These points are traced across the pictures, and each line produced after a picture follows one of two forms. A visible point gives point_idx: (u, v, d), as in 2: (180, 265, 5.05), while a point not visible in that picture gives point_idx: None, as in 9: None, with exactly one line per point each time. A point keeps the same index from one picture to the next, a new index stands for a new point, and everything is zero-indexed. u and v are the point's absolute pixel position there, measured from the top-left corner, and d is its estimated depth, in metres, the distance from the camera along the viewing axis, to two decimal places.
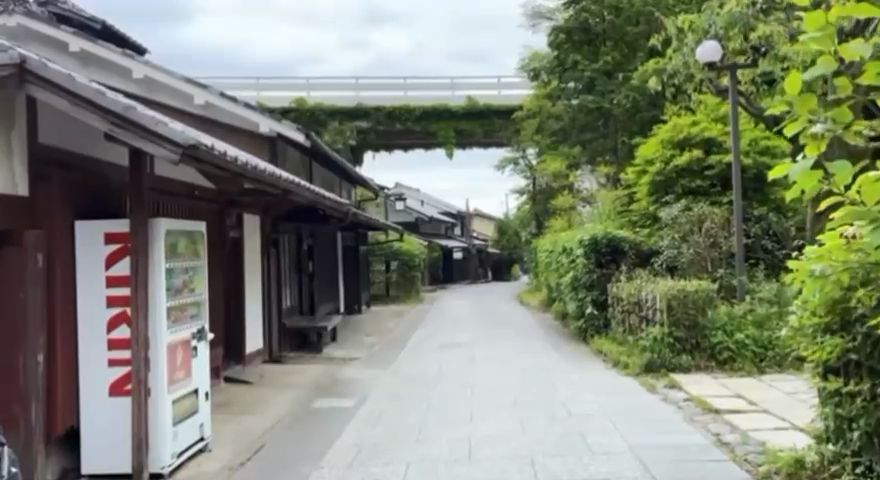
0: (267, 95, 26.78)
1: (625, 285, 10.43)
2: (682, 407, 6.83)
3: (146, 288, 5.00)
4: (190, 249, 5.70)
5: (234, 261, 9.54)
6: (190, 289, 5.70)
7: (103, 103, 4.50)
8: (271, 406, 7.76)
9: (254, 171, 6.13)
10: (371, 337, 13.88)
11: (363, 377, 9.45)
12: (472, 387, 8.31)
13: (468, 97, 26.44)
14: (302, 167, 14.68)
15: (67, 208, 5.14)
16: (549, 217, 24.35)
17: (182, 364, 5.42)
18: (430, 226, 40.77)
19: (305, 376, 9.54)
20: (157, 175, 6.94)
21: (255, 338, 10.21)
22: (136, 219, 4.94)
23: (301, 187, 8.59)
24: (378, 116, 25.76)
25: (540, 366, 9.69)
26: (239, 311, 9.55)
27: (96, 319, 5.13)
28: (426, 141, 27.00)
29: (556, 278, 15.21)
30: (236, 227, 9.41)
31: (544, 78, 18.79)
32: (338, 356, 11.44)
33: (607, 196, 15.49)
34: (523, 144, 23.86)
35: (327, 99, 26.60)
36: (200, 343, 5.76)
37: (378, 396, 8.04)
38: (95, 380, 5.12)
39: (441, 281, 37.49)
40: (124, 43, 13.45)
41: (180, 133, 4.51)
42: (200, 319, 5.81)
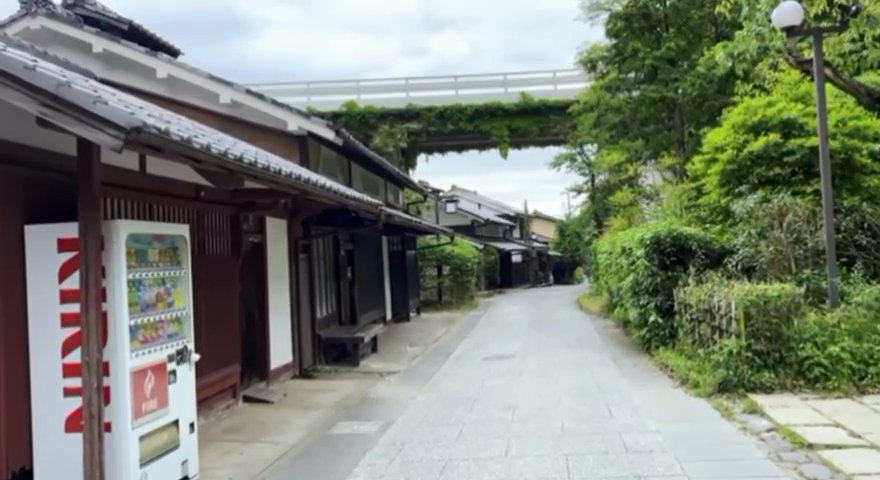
0: (317, 100, 26.27)
1: (693, 289, 9.18)
2: (765, 440, 5.60)
3: (99, 303, 4.15)
4: (165, 257, 4.94)
5: (257, 268, 8.78)
6: (166, 303, 4.92)
7: (31, 80, 3.67)
8: (286, 431, 6.88)
9: (245, 165, 5.30)
10: (414, 347, 12.96)
11: (396, 395, 8.50)
12: (515, 411, 7.25)
13: (522, 92, 25.31)
14: (340, 167, 14.01)
15: (15, 207, 4.34)
16: (608, 215, 22.98)
17: (154, 392, 4.59)
18: (487, 229, 39.72)
19: (333, 393, 8.66)
20: (147, 173, 6.31)
21: (283, 352, 9.44)
22: (85, 223, 4.10)
23: (321, 187, 7.74)
24: (429, 116, 24.87)
25: (596, 383, 8.54)
26: (262, 323, 8.79)
27: (49, 341, 4.33)
28: (480, 140, 26.01)
29: (617, 282, 13.93)
30: (256, 232, 8.66)
31: (601, 69, 17.46)
32: (376, 370, 10.55)
33: (672, 191, 14.16)
34: (581, 139, 22.60)
35: (377, 101, 25.92)
36: (181, 366, 4.97)
37: (405, 421, 7.08)
38: (50, 413, 4.33)
39: (498, 286, 36.40)
40: (157, 44, 13.10)
41: (122, 113, 3.67)
42: (179, 339, 5.01)
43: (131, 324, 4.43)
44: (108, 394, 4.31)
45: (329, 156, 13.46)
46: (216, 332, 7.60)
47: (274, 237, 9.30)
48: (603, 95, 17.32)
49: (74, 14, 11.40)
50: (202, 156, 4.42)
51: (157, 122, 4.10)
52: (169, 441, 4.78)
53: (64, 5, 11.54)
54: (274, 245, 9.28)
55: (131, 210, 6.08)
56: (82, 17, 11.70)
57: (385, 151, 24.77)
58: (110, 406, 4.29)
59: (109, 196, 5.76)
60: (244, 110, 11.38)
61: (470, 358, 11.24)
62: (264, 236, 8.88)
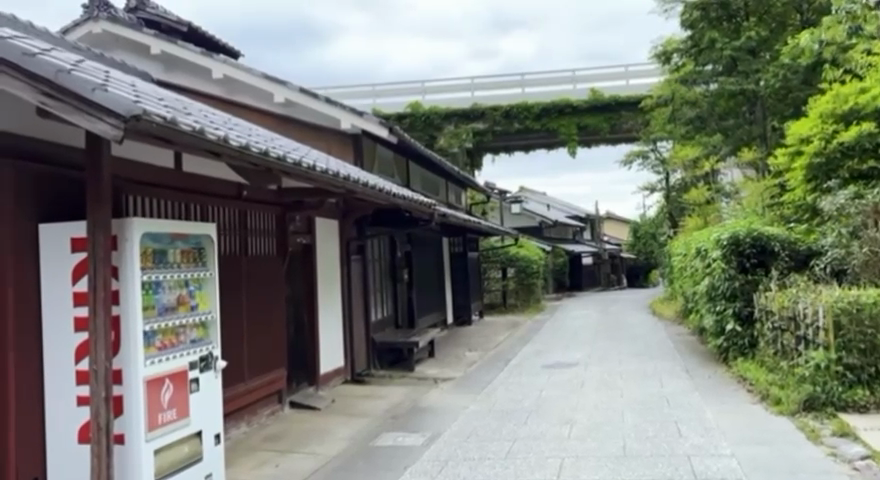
0: (382, 101, 26.13)
1: (776, 295, 8.38)
2: (858, 471, 4.85)
3: (108, 308, 3.86)
4: (186, 257, 4.66)
5: (306, 269, 8.49)
6: (189, 307, 4.63)
7: (28, 67, 3.43)
8: (327, 441, 6.53)
9: (277, 159, 4.95)
10: (474, 353, 12.52)
11: (447, 405, 8.05)
12: (573, 426, 6.68)
13: (592, 89, 24.47)
14: (397, 166, 13.71)
15: (27, 208, 4.11)
16: (684, 215, 21.86)
17: (172, 402, 4.30)
18: (555, 231, 38.81)
19: (383, 401, 8.28)
20: (183, 171, 6.08)
21: (334, 356, 9.13)
22: (93, 221, 3.84)
23: (368, 185, 7.37)
24: (494, 115, 24.31)
25: (664, 397, 7.84)
26: (312, 326, 8.50)
27: (61, 347, 4.10)
28: (548, 139, 25.28)
29: (692, 287, 13.03)
30: (305, 233, 8.37)
31: (676, 62, 16.48)
32: (430, 377, 10.13)
33: (752, 188, 13.18)
34: (654, 135, 21.56)
35: (443, 101, 25.58)
36: (205, 374, 4.68)
37: (454, 434, 6.61)
38: (62, 422, 4.10)
39: (567, 290, 35.47)
40: (218, 46, 13.17)
41: (121, 101, 3.37)
42: (203, 345, 4.71)
43: (146, 329, 4.16)
44: (120, 405, 4.03)
45: (385, 155, 13.14)
46: (265, 336, 7.31)
47: (324, 238, 9.00)
48: (677, 89, 16.34)
49: (136, 18, 11.52)
50: (220, 148, 4.09)
51: (166, 111, 3.80)
52: (191, 453, 4.49)
53: (126, 9, 11.69)
54: (324, 246, 8.99)
55: (165, 210, 5.86)
56: (144, 21, 11.82)
57: (450, 152, 24.37)
58: (123, 417, 4.02)
59: (139, 195, 5.53)
60: (299, 109, 11.14)
61: (529, 366, 10.68)
62: (313, 237, 8.59)
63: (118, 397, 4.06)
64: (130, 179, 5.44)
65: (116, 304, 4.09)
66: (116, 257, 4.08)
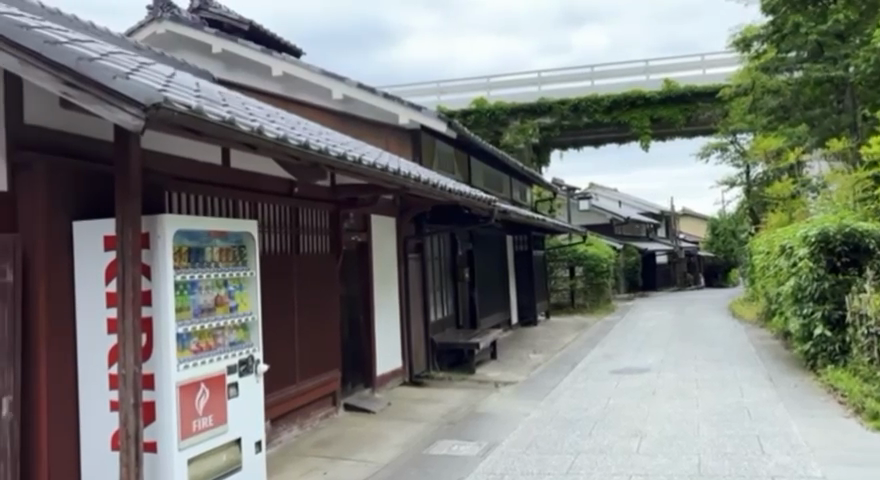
0: (446, 98, 25.87)
1: (872, 297, 7.61)
2: None
3: (138, 310, 3.67)
4: (225, 256, 4.44)
5: (362, 268, 8.26)
6: (227, 308, 4.40)
7: (50, 56, 3.26)
8: (379, 448, 6.24)
9: (321, 153, 4.68)
10: (538, 355, 12.23)
11: (507, 412, 7.68)
12: (642, 439, 6.19)
13: (665, 80, 23.53)
14: (458, 162, 13.38)
15: (62, 204, 3.96)
16: (765, 210, 20.68)
17: (207, 409, 4.08)
18: (627, 229, 37.65)
19: (440, 406, 7.96)
20: (231, 167, 5.85)
21: (391, 357, 8.88)
22: (122, 217, 3.65)
23: (422, 181, 7.04)
24: (562, 110, 23.64)
25: (744, 408, 7.22)
26: (368, 326, 8.26)
27: (95, 349, 3.93)
28: (619, 133, 24.44)
29: (775, 287, 12.15)
30: (360, 230, 8.13)
31: (757, 48, 15.54)
32: (491, 381, 9.80)
33: (843, 181, 12.21)
34: (733, 127, 20.46)
35: (509, 97, 25.09)
36: (246, 378, 4.45)
37: (512, 444, 6.23)
38: (96, 426, 3.94)
39: (640, 290, 34.32)
40: (280, 45, 13.17)
41: (143, 90, 3.15)
42: (244, 348, 4.49)
43: (180, 332, 3.95)
44: (153, 411, 3.84)
45: (445, 151, 12.79)
46: (318, 337, 7.09)
47: (380, 235, 8.75)
48: (759, 77, 15.35)
49: (199, 18, 11.58)
50: (254, 141, 3.84)
51: (195, 101, 3.58)
52: (230, 462, 4.27)
53: (190, 9, 11.79)
54: (380, 244, 8.74)
55: (215, 208, 5.63)
56: (207, 20, 11.88)
57: (516, 148, 23.88)
58: (157, 424, 3.83)
59: (187, 193, 5.29)
60: (358, 105, 10.94)
61: (596, 371, 10.19)
62: (369, 235, 8.34)
63: (150, 402, 3.86)
64: (184, 177, 5.24)
65: (148, 304, 3.90)
66: (147, 255, 3.89)
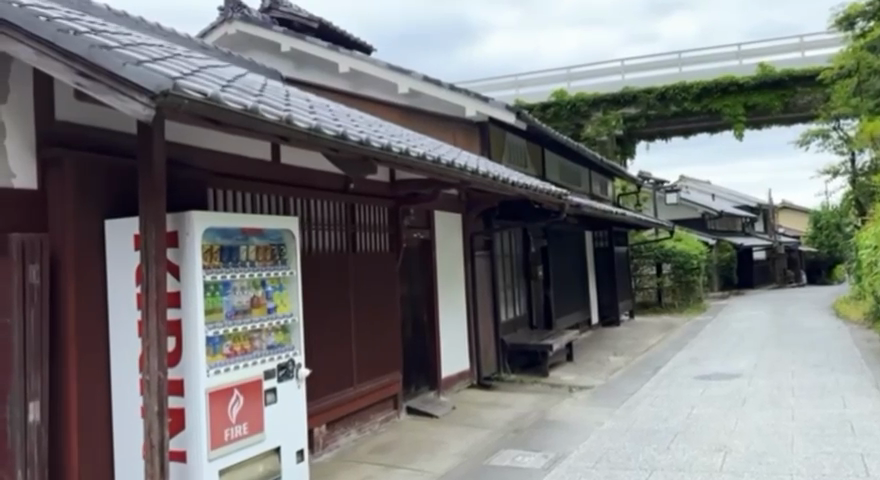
0: (525, 91, 25.37)
1: None
2: None
3: (163, 312, 3.47)
4: (263, 254, 4.21)
5: (425, 266, 7.98)
6: (266, 310, 4.16)
7: (62, 44, 3.10)
8: (438, 456, 5.92)
9: (365, 145, 4.37)
10: (618, 358, 11.66)
11: (579, 420, 7.21)
12: (726, 455, 5.59)
13: (760, 64, 22.11)
14: (531, 155, 12.92)
15: (92, 202, 3.84)
16: (874, 202, 19.04)
17: (241, 416, 3.86)
18: (721, 223, 35.81)
19: (507, 413, 7.56)
20: (282, 164, 5.64)
21: (457, 359, 8.57)
22: (146, 213, 3.46)
23: (484, 174, 6.67)
24: (648, 99, 22.59)
25: (848, 421, 6.46)
26: (433, 327, 7.97)
27: (128, 353, 3.79)
28: (710, 122, 23.17)
29: None
30: (422, 227, 7.87)
31: (864, 25, 14.21)
32: (565, 385, 9.36)
33: None
34: (837, 112, 18.91)
35: (591, 88, 24.28)
36: (285, 384, 4.21)
37: (581, 456, 5.77)
38: (129, 433, 3.79)
39: (735, 288, 32.55)
40: (351, 42, 13.09)
41: (152, 76, 2.93)
42: (283, 352, 4.24)
43: (210, 335, 3.74)
44: (183, 417, 3.64)
45: (517, 144, 12.33)
46: (378, 338, 6.83)
47: (445, 232, 8.45)
48: (865, 56, 14.04)
49: (270, 18, 11.60)
50: (283, 131, 3.58)
51: (217, 89, 3.35)
52: (268, 472, 4.04)
53: (261, 9, 11.84)
54: (445, 242, 8.44)
55: (264, 206, 5.44)
56: (278, 20, 11.89)
57: (598, 140, 22.82)
58: (187, 432, 3.63)
59: (233, 189, 5.11)
60: (425, 99, 10.64)
61: (680, 376, 9.54)
62: (432, 231, 8.06)
63: (179, 410, 3.66)
64: (231, 174, 5.08)
65: (177, 306, 3.70)
66: (175, 254, 3.69)
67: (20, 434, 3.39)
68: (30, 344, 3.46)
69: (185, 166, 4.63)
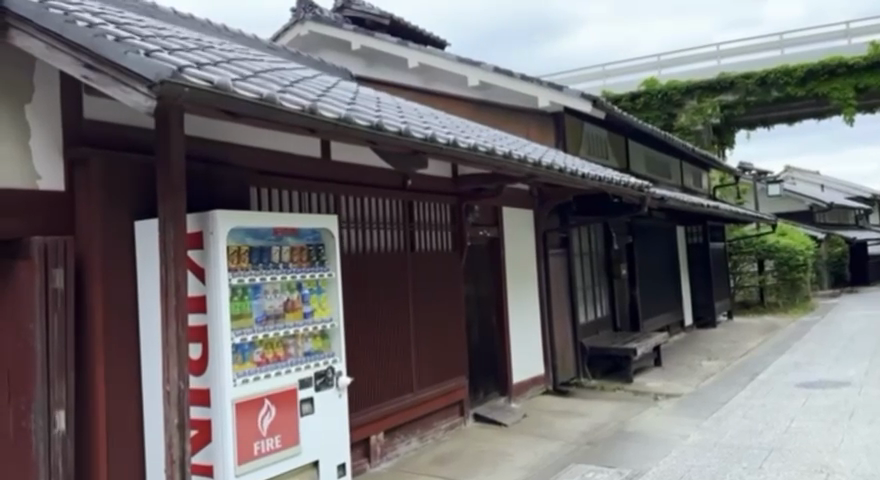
0: (613, 81, 24.52)
1: None
2: None
3: (183, 318, 3.26)
4: (299, 255, 3.94)
5: (494, 266, 7.78)
6: (302, 314, 3.90)
7: (69, 36, 2.94)
8: (500, 470, 5.53)
9: (404, 136, 4.04)
10: (712, 363, 10.86)
11: (661, 432, 6.63)
12: (829, 477, 4.91)
13: (873, 42, 20.28)
14: (612, 146, 12.26)
15: (122, 203, 3.71)
16: None
17: (273, 428, 3.62)
18: (831, 216, 33.32)
19: (582, 423, 7.08)
20: (333, 160, 5.41)
21: (526, 363, 8.23)
22: (165, 212, 3.27)
23: (551, 166, 6.20)
24: (746, 85, 21.17)
25: None
26: (502, 329, 7.70)
27: (157, 359, 3.63)
28: (816, 107, 21.48)
29: None
30: (489, 225, 7.62)
31: None
32: (651, 393, 8.73)
33: None
34: None
35: (684, 76, 23.24)
36: (324, 393, 3.94)
37: (659, 475, 5.22)
38: (158, 443, 3.63)
39: (848, 285, 30.17)
40: (424, 37, 12.84)
41: (150, 64, 2.72)
42: (321, 358, 3.98)
43: (238, 342, 3.52)
44: (210, 429, 3.43)
45: (597, 134, 11.72)
46: (440, 341, 6.52)
47: (513, 229, 8.14)
48: None
49: (342, 17, 11.49)
50: (303, 122, 3.30)
51: (229, 78, 3.12)
52: None
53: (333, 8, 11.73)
54: (514, 240, 8.17)
55: (315, 206, 5.23)
56: (350, 19, 11.71)
57: (694, 129, 21.72)
58: (213, 445, 3.42)
59: (281, 189, 4.91)
60: (497, 91, 10.22)
61: (780, 384, 8.70)
62: (500, 229, 7.80)
63: (206, 421, 3.46)
64: (279, 172, 4.89)
65: (202, 312, 3.50)
66: (200, 256, 3.49)
67: (43, 444, 3.27)
68: (54, 352, 3.34)
69: (227, 165, 4.45)
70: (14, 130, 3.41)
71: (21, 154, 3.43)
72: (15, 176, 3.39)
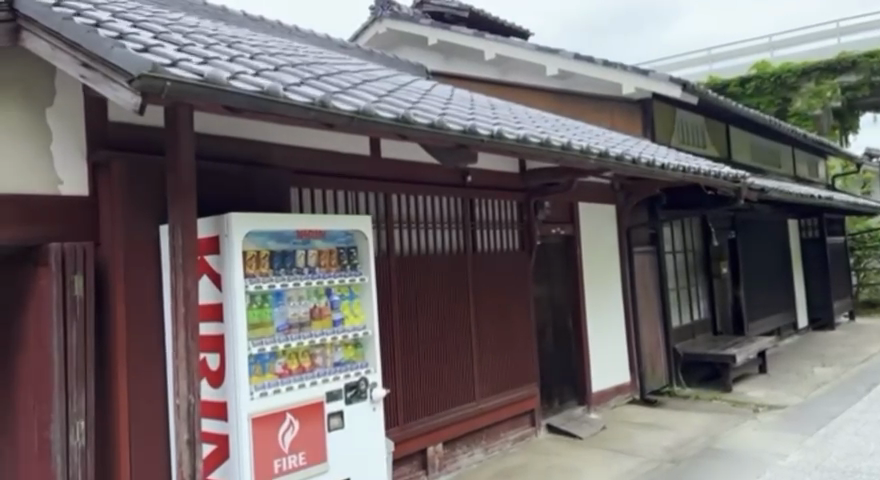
0: (719, 66, 23.05)
1: None
2: None
3: (193, 327, 3.08)
4: (327, 259, 3.71)
5: (570, 266, 7.50)
6: (331, 323, 3.66)
7: (64, 33, 2.81)
8: None
9: (440, 129, 3.70)
10: (826, 370, 9.83)
11: (756, 451, 5.95)
12: None
13: None
14: (709, 133, 11.37)
15: (147, 207, 3.61)
16: None
17: (296, 444, 3.40)
18: None
19: (666, 437, 6.49)
20: (384, 158, 5.16)
21: (607, 370, 7.83)
22: (174, 215, 3.10)
23: (625, 157, 5.66)
24: (870, 64, 19.29)
25: None
26: (579, 334, 7.43)
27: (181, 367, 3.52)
28: None
29: None
30: (564, 222, 7.34)
31: None
32: (751, 404, 7.95)
33: None
34: None
35: (799, 57, 21.51)
36: (356, 406, 3.69)
37: None
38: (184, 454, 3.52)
39: None
40: (508, 28, 12.41)
41: (133, 57, 2.53)
42: (353, 369, 3.72)
43: (256, 353, 3.32)
44: (228, 444, 3.26)
45: (692, 121, 10.89)
46: (506, 347, 6.16)
47: (588, 226, 7.82)
48: None
49: (420, 12, 11.23)
50: (313, 117, 3.04)
51: (230, 72, 2.90)
52: None
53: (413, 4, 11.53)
54: (591, 236, 7.86)
55: (365, 205, 5.00)
56: (430, 14, 11.47)
57: (811, 114, 19.67)
58: (232, 462, 3.23)
59: (325, 188, 4.71)
60: (578, 80, 9.66)
61: None
62: (575, 227, 7.49)
63: (224, 435, 3.29)
64: (325, 172, 4.71)
65: (219, 321, 3.33)
66: (217, 261, 3.31)
67: (61, 456, 3.21)
68: (72, 360, 3.26)
69: (266, 165, 4.29)
70: (35, 134, 3.35)
71: (43, 159, 3.37)
72: (36, 181, 3.34)
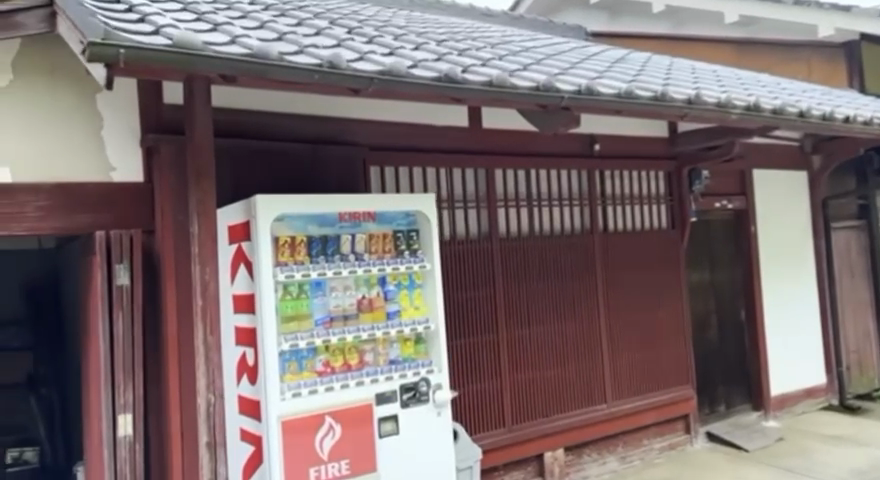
0: None
1: None
2: None
3: (211, 321, 2.81)
4: (380, 244, 3.28)
5: (741, 246, 6.39)
6: (384, 315, 3.25)
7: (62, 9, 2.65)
8: None
9: (501, 87, 3.08)
10: None
11: None
12: None
13: None
14: None
15: None
16: None
17: (338, 453, 3.03)
18: None
19: (861, 456, 5.23)
20: (487, 129, 4.60)
21: (792, 370, 6.58)
22: (193, 200, 2.86)
23: (790, 109, 4.52)
24: None
25: None
26: (753, 326, 6.31)
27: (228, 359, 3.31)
28: None
29: None
30: (730, 195, 6.25)
31: None
32: None
33: None
34: None
35: None
36: (414, 411, 3.25)
37: None
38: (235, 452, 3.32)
39: None
40: None
41: (91, 24, 2.26)
42: (410, 370, 3.28)
43: (289, 349, 2.99)
44: (262, 448, 2.98)
45: None
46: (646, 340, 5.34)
47: (766, 199, 6.59)
48: None
49: None
50: (319, 80, 2.61)
51: (221, 37, 2.56)
52: None
53: None
54: (770, 210, 6.61)
55: (463, 183, 4.49)
56: None
57: None
58: (265, 468, 2.95)
59: (415, 166, 4.28)
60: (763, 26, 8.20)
61: None
62: (746, 201, 6.36)
63: (258, 437, 3.02)
64: (412, 148, 4.27)
65: (252, 313, 3.05)
66: (249, 247, 3.03)
67: (109, 451, 3.16)
68: (119, 354, 3.18)
69: (342, 143, 3.95)
70: (87, 121, 3.31)
71: (95, 146, 3.32)
72: (87, 170, 3.30)
